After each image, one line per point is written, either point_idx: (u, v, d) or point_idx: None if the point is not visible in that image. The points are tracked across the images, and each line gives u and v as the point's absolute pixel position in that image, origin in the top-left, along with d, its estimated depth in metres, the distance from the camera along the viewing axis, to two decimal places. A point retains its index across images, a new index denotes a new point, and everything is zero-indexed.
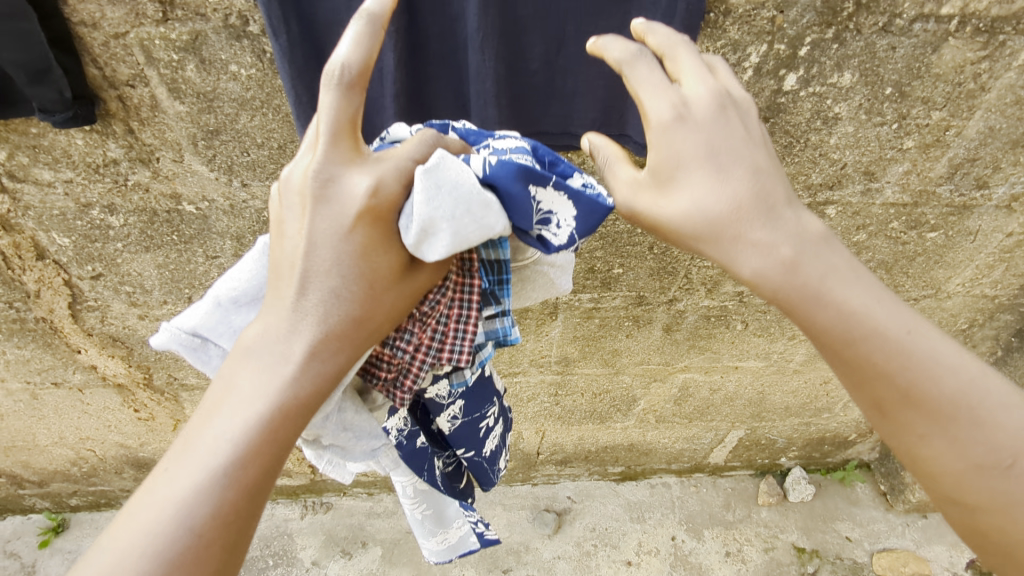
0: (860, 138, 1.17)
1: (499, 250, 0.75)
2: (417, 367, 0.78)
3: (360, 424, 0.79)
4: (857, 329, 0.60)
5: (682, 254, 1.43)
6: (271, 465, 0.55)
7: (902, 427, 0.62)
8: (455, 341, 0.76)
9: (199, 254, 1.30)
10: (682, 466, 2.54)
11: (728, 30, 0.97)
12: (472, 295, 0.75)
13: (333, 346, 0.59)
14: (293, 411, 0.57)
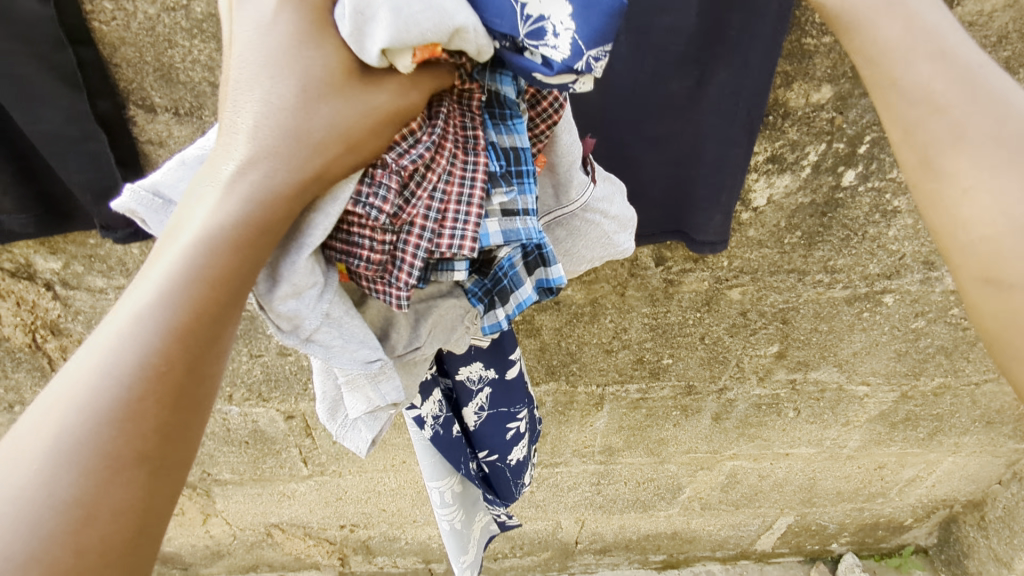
0: (919, 230, 1.15)
1: (514, 136, 0.66)
2: (409, 256, 0.61)
3: (351, 327, 0.63)
4: (923, 47, 0.50)
5: (734, 344, 1.39)
6: (218, 296, 0.42)
7: (945, 184, 0.49)
8: (456, 219, 0.61)
9: (244, 353, 1.29)
10: (726, 554, 2.40)
11: (787, 130, 0.95)
12: (476, 169, 0.62)
13: (283, 160, 0.46)
14: (243, 236, 0.43)
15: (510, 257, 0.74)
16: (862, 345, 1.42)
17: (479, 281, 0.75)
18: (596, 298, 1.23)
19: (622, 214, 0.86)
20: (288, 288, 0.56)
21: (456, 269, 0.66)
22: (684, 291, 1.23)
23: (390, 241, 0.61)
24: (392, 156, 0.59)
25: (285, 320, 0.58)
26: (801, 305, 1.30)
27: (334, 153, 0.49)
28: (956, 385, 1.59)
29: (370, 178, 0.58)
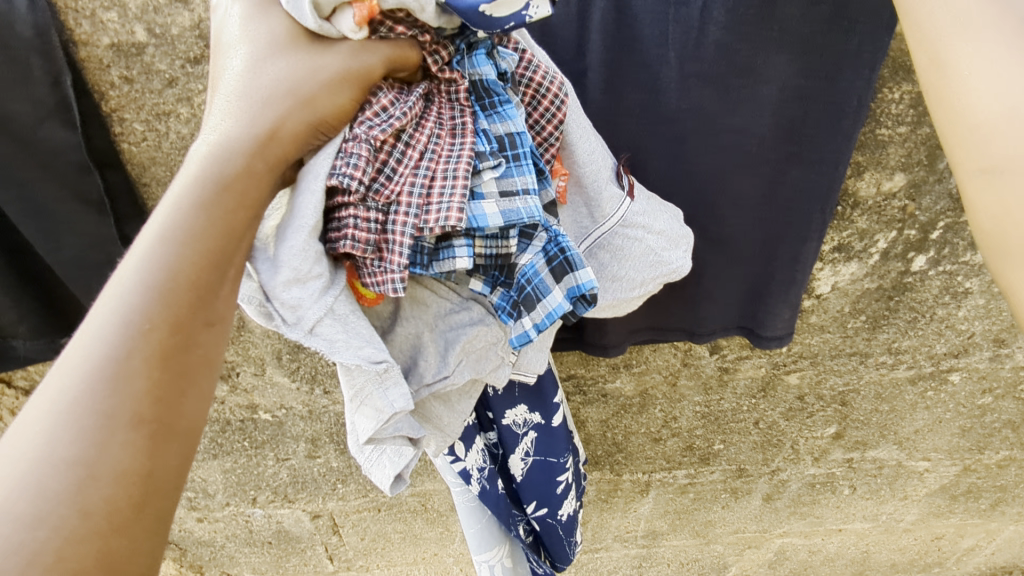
0: (989, 309, 1.08)
1: (507, 123, 0.59)
2: (398, 235, 0.54)
3: (357, 327, 0.56)
4: None
5: (789, 426, 1.30)
6: (204, 252, 0.42)
7: (950, 78, 0.48)
8: (443, 193, 0.54)
9: (270, 457, 1.21)
10: None
11: (856, 220, 0.90)
12: (464, 132, 0.57)
13: (247, 132, 0.47)
14: (215, 187, 0.44)
15: (534, 262, 0.63)
16: (925, 422, 1.34)
17: (506, 292, 0.65)
18: (645, 389, 1.15)
19: (674, 230, 0.73)
20: (287, 272, 0.51)
21: (457, 256, 0.58)
22: (739, 377, 1.15)
23: (376, 220, 0.54)
24: (361, 124, 0.52)
25: (286, 311, 0.52)
26: (862, 386, 1.21)
27: (296, 120, 0.49)
28: (1021, 456, 1.50)
29: (341, 151, 0.52)
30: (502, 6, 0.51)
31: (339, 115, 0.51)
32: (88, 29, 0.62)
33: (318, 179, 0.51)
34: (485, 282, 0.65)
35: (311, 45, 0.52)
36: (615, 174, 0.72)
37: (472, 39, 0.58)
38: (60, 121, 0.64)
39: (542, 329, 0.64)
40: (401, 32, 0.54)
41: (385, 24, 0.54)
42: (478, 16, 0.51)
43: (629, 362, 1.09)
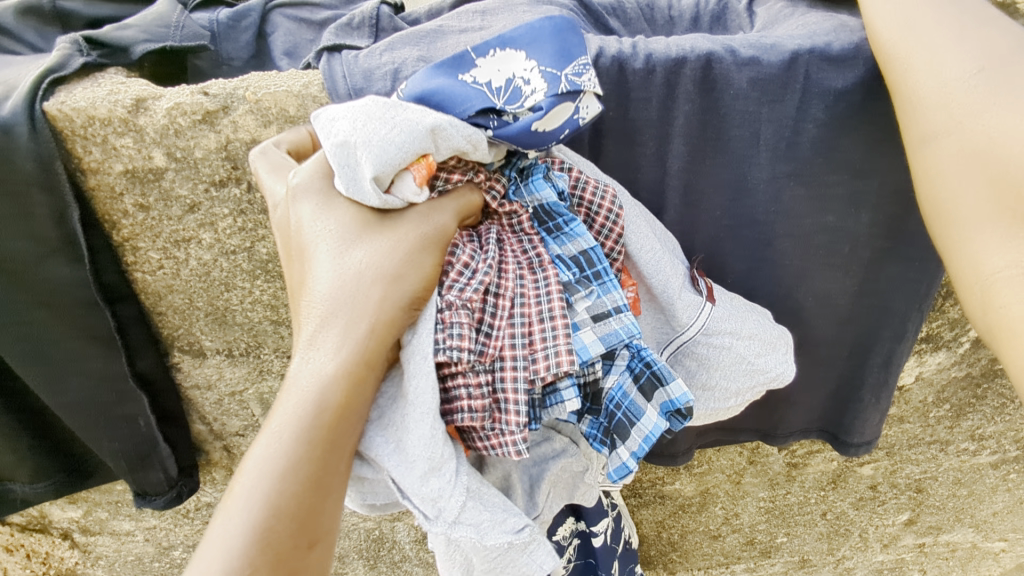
0: None
1: (578, 240, 0.50)
2: (511, 394, 0.46)
3: (491, 496, 0.47)
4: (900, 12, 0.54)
5: (858, 516, 1.19)
6: (307, 475, 0.39)
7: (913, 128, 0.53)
8: (544, 340, 0.46)
9: None
10: None
11: (948, 309, 0.81)
12: (544, 266, 0.49)
13: (337, 322, 0.42)
14: (307, 397, 0.40)
15: (620, 383, 0.51)
16: (1005, 504, 1.22)
17: (595, 419, 0.53)
18: (707, 489, 1.04)
19: (762, 331, 0.57)
20: (422, 464, 0.44)
21: (565, 400, 0.48)
22: (809, 471, 1.05)
23: (487, 384, 0.46)
24: (454, 287, 0.46)
25: (424, 505, 0.45)
26: (941, 473, 1.11)
27: (387, 305, 0.43)
28: None
29: (438, 324, 0.45)
30: (549, 120, 0.46)
31: (427, 284, 0.45)
32: (99, 156, 0.54)
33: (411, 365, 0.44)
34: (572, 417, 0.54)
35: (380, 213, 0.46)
36: (689, 279, 0.59)
37: (522, 164, 0.53)
38: (66, 257, 0.55)
39: (643, 456, 0.51)
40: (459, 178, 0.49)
41: (442, 176, 0.49)
42: (530, 134, 0.46)
43: (690, 463, 0.99)
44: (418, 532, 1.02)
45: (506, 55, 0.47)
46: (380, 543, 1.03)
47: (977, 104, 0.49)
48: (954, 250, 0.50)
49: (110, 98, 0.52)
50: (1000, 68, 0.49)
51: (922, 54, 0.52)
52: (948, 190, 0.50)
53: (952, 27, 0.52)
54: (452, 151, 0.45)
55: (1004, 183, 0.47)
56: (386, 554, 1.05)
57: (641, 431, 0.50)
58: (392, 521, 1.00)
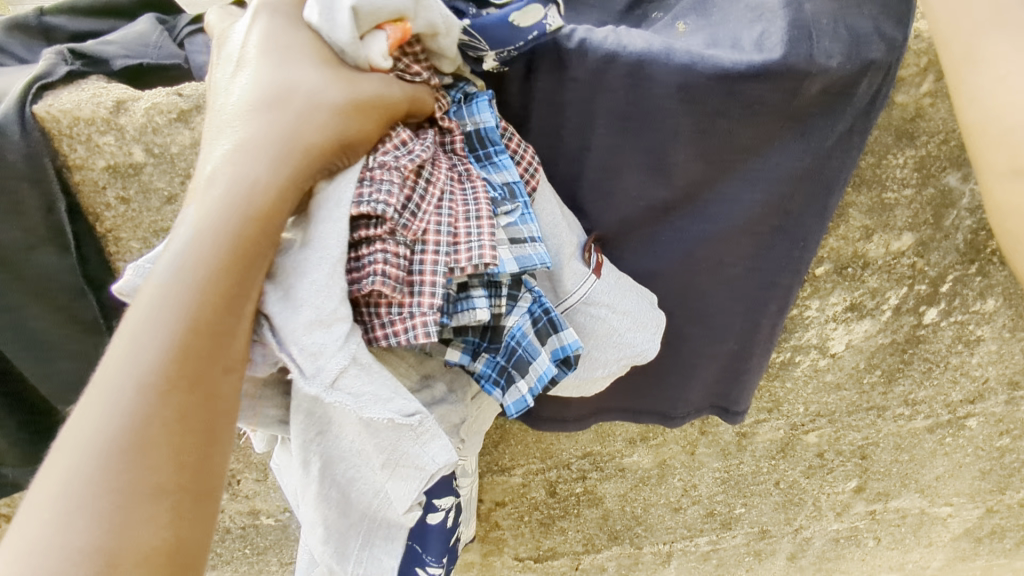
0: (1003, 353, 1.07)
1: (504, 173, 0.64)
2: (428, 275, 0.55)
3: (383, 377, 0.54)
4: (960, 42, 0.60)
5: (810, 484, 1.26)
6: (224, 289, 0.46)
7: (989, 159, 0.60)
8: (468, 234, 0.56)
9: (273, 563, 1.12)
10: None
11: (868, 279, 0.89)
12: (472, 179, 0.61)
13: (278, 164, 0.50)
14: (258, 227, 0.48)
15: (520, 324, 0.63)
16: (945, 468, 1.31)
17: (492, 359, 0.64)
18: (664, 460, 1.11)
19: (637, 312, 0.72)
20: (310, 314, 0.51)
21: (476, 307, 0.59)
22: (758, 441, 1.12)
23: (403, 253, 0.55)
24: (391, 156, 0.56)
25: (305, 362, 0.51)
26: (881, 439, 1.19)
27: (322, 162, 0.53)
28: None
29: (370, 180, 0.54)
30: (524, 18, 0.62)
31: (362, 136, 0.55)
32: (84, 153, 0.60)
33: (346, 211, 0.53)
34: (469, 357, 0.64)
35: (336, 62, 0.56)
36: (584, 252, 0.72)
37: (467, 92, 0.67)
38: (54, 246, 0.61)
39: (537, 393, 0.65)
40: (415, 71, 0.62)
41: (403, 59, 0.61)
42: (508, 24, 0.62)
43: (646, 435, 1.06)
44: None
45: None
46: None
47: None
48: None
49: (93, 101, 0.59)
50: None
51: (987, 89, 0.58)
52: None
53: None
54: (429, 22, 0.57)
55: None
56: None
57: (535, 371, 0.64)
58: None
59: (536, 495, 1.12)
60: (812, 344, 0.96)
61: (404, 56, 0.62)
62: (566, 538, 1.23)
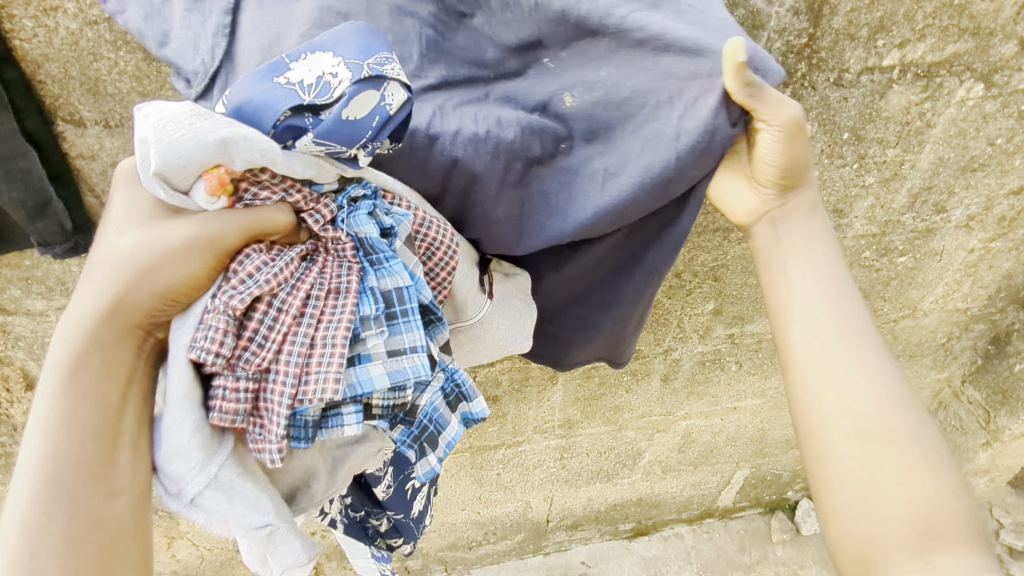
0: (826, 180, 1.24)
1: (396, 276, 0.74)
2: (277, 401, 0.67)
3: (242, 491, 0.68)
4: (812, 330, 0.79)
5: (673, 304, 1.46)
6: (79, 437, 0.60)
7: (846, 495, 0.71)
8: (320, 360, 0.67)
9: None
10: (691, 514, 2.51)
11: None
12: (345, 295, 0.70)
13: (108, 327, 0.64)
14: (100, 377, 0.63)
15: (431, 401, 0.79)
16: None
17: (408, 428, 0.78)
18: None
19: (519, 319, 0.93)
20: (169, 446, 0.65)
21: (345, 423, 0.71)
22: None
23: (252, 384, 0.67)
24: (228, 293, 0.66)
25: (175, 482, 0.66)
26: (729, 262, 1.39)
27: (149, 316, 0.66)
28: (877, 323, 1.70)
29: (205, 327, 0.65)
30: (356, 106, 0.65)
31: (189, 282, 0.67)
32: None
33: (184, 356, 0.65)
34: (388, 427, 0.78)
35: (167, 216, 0.68)
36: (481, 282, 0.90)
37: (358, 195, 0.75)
38: None
39: (444, 459, 0.82)
40: (266, 196, 0.71)
41: (252, 189, 0.70)
42: (344, 120, 0.66)
43: None
44: None
45: (313, 59, 0.67)
46: None
47: (856, 432, 0.73)
48: (834, 507, 0.72)
49: None
50: (888, 418, 0.73)
51: (837, 412, 0.74)
52: (862, 487, 0.70)
53: (856, 367, 0.76)
54: (246, 158, 0.63)
55: (911, 520, 0.67)
56: None
57: (442, 439, 0.81)
58: None
59: None
60: None
61: (252, 186, 0.70)
62: None
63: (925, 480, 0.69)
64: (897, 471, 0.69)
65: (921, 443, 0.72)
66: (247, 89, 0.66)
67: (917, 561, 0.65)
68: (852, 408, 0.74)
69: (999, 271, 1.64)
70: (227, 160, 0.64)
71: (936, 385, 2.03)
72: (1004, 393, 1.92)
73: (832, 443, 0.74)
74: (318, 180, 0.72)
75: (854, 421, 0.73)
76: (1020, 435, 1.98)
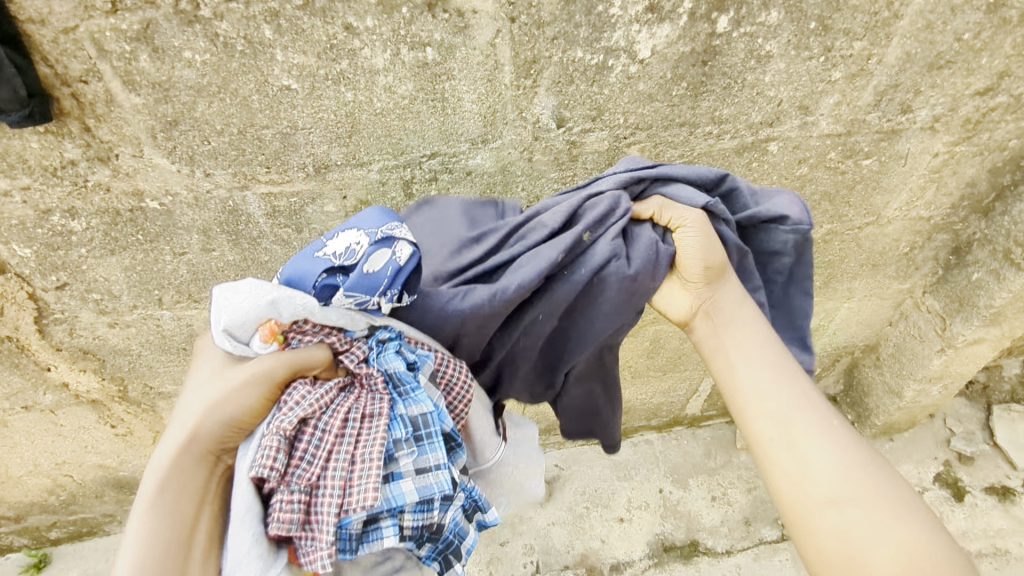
0: (792, 74, 1.26)
1: (419, 405, 0.88)
2: (326, 513, 0.78)
3: None
4: (764, 401, 0.93)
5: None
6: (163, 539, 0.70)
7: (829, 541, 0.80)
8: (361, 476, 0.80)
9: (167, 252, 1.30)
10: (660, 421, 2.62)
11: None
12: (377, 417, 0.84)
13: (187, 454, 0.76)
14: (177, 500, 0.74)
15: (453, 516, 0.93)
16: None
17: (433, 545, 0.94)
18: (506, 166, 1.30)
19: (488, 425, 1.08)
20: (231, 551, 0.74)
21: (384, 535, 0.83)
22: (587, 153, 1.31)
23: (303, 500, 0.79)
24: (291, 409, 0.81)
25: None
26: (696, 158, 1.38)
27: (218, 444, 0.79)
28: (841, 230, 1.74)
29: (267, 450, 0.77)
30: (373, 262, 0.85)
31: (250, 414, 0.81)
32: None
33: (247, 476, 0.77)
34: (418, 546, 0.93)
35: (236, 360, 0.86)
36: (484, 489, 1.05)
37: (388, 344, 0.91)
38: None
39: None
40: (308, 338, 0.89)
41: (297, 336, 0.89)
42: (364, 274, 0.85)
43: (485, 138, 1.24)
44: (267, 203, 1.24)
45: (345, 234, 0.90)
46: (237, 217, 1.26)
47: (820, 486, 0.83)
48: (825, 560, 0.81)
49: None
50: (846, 461, 0.85)
51: (802, 465, 0.86)
52: (839, 529, 0.80)
53: (800, 416, 0.91)
54: (291, 311, 0.84)
55: (911, 572, 0.74)
56: (245, 229, 1.29)
57: (462, 550, 0.97)
58: (242, 190, 1.21)
59: (395, 198, 1.29)
60: (620, 47, 1.14)
61: (299, 332, 0.89)
62: None
63: (907, 536, 0.77)
64: (871, 504, 0.80)
65: (885, 489, 0.82)
66: (304, 261, 0.90)
67: None
68: (813, 460, 0.86)
69: (963, 178, 1.67)
70: (276, 315, 0.84)
71: (898, 296, 2.10)
72: (960, 300, 1.95)
73: (802, 500, 0.84)
74: (350, 325, 0.90)
75: (828, 477, 0.84)
76: (972, 343, 2.03)
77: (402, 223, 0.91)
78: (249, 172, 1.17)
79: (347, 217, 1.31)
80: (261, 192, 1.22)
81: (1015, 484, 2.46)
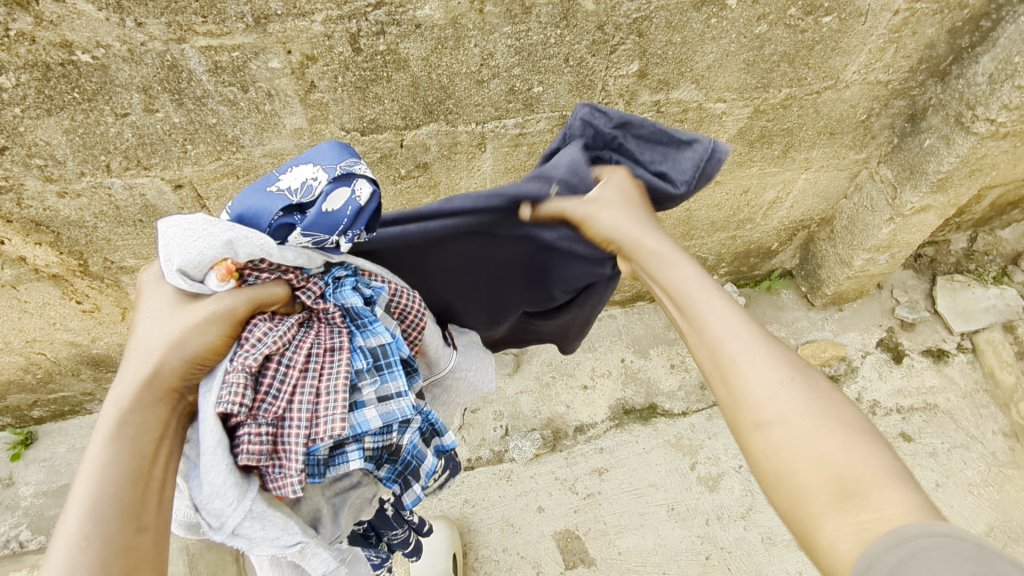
0: None
1: (378, 336, 0.83)
2: (293, 445, 0.73)
3: (273, 519, 0.74)
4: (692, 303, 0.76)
5: (597, 64, 1.44)
6: (124, 473, 0.62)
7: (755, 450, 0.65)
8: (327, 406, 0.75)
9: (108, 112, 1.25)
10: (624, 296, 2.65)
11: None
12: (341, 350, 0.80)
13: (148, 390, 0.67)
14: (138, 433, 0.65)
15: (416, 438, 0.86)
16: (715, 58, 1.53)
17: (392, 465, 0.86)
18: (456, 19, 1.26)
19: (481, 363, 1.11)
20: (207, 486, 0.70)
21: (350, 459, 0.78)
22: (540, 4, 1.28)
23: (271, 434, 0.73)
24: (257, 339, 0.75)
25: (212, 518, 0.71)
26: (654, 13, 1.38)
27: (183, 380, 0.71)
28: (800, 95, 1.74)
29: (233, 384, 0.70)
30: (332, 201, 0.77)
31: (212, 348, 0.73)
32: None
33: (212, 411, 0.69)
34: (374, 467, 0.85)
35: (190, 300, 0.75)
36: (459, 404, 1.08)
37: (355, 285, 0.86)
38: None
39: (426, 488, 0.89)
40: (267, 276, 0.80)
41: (253, 274, 0.79)
42: (322, 214, 0.76)
43: None
44: (206, 58, 1.20)
45: (297, 170, 0.80)
46: (178, 73, 1.21)
47: (746, 387, 0.67)
48: (757, 472, 0.67)
49: None
50: (781, 364, 0.68)
51: (730, 367, 0.69)
52: (766, 433, 0.65)
53: (726, 314, 0.73)
54: (247, 253, 0.73)
55: (838, 478, 0.60)
56: (188, 88, 1.25)
57: (422, 471, 0.88)
58: (179, 44, 1.17)
59: (342, 53, 1.26)
60: None
61: (255, 270, 0.79)
62: (386, 109, 1.40)
63: (837, 440, 0.62)
64: (802, 408, 0.64)
65: (819, 395, 0.65)
66: (246, 200, 0.79)
67: (849, 519, 0.59)
68: (737, 361, 0.69)
69: (921, 39, 1.66)
70: (232, 255, 0.74)
71: (854, 167, 2.14)
72: (912, 167, 1.98)
73: (729, 402, 0.69)
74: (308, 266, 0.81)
75: (761, 383, 0.66)
76: (919, 211, 2.08)
77: (361, 160, 0.82)
78: (184, 21, 1.13)
79: (293, 75, 1.28)
80: (200, 45, 1.17)
81: (950, 347, 2.60)
